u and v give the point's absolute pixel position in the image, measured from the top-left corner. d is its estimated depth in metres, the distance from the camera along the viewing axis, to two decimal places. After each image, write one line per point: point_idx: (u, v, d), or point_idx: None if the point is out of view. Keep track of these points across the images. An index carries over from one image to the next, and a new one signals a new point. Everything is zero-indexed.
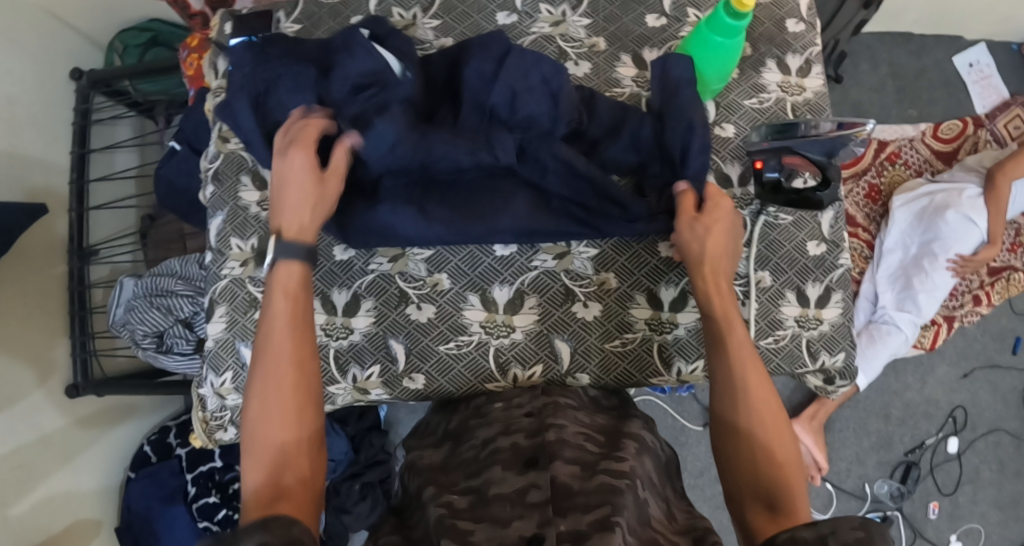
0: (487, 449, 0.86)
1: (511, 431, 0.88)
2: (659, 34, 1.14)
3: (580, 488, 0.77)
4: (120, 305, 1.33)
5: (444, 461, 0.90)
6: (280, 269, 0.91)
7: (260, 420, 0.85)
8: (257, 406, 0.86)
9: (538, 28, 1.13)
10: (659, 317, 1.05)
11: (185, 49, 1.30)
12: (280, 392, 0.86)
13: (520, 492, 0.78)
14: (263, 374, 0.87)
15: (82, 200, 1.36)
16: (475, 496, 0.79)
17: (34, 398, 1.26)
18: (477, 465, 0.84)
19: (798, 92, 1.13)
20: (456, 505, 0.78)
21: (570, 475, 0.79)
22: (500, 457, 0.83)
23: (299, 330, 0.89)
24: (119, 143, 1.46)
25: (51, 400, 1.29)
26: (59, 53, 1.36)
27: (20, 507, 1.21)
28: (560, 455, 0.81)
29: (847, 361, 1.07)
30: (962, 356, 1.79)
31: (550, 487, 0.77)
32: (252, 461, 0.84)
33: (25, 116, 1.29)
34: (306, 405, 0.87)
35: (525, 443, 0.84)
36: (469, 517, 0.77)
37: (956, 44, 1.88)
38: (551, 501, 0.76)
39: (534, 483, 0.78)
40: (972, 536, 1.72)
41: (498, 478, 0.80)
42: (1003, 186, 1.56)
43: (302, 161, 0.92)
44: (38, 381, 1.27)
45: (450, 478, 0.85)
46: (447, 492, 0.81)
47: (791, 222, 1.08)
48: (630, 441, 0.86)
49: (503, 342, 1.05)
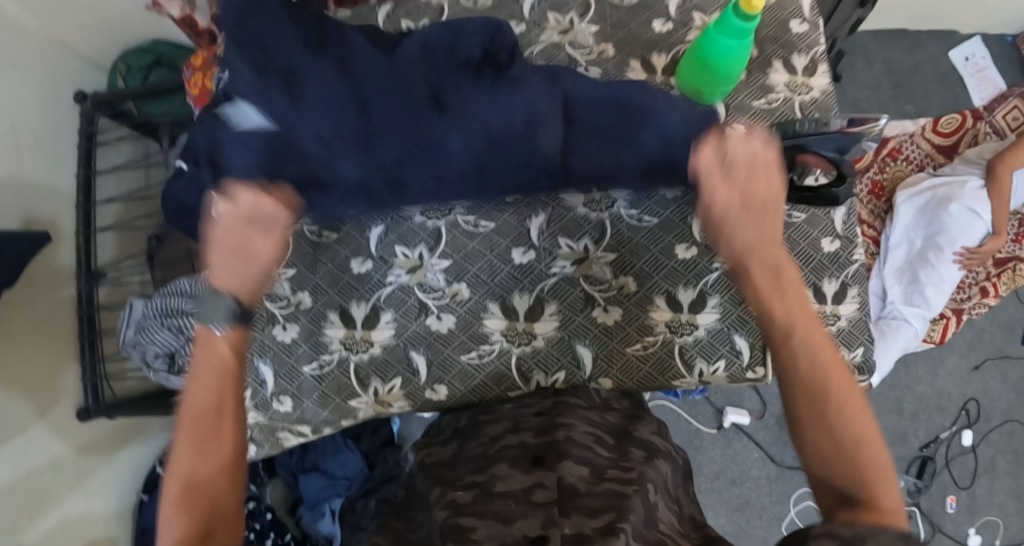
0: (495, 446, 0.87)
1: (520, 430, 0.88)
2: (667, 39, 1.16)
3: (589, 490, 0.76)
4: (130, 326, 1.34)
5: (452, 456, 0.90)
6: (226, 333, 0.91)
7: (184, 465, 0.84)
8: (186, 449, 0.85)
9: (546, 37, 1.15)
10: (679, 318, 1.06)
11: (189, 69, 1.26)
12: (218, 443, 0.87)
13: (526, 491, 0.76)
14: (199, 422, 0.87)
15: (90, 222, 1.36)
16: (480, 490, 0.79)
17: (34, 430, 1.23)
18: (484, 460, 0.84)
19: (805, 91, 1.14)
20: (459, 501, 0.78)
21: (578, 476, 0.78)
22: (508, 454, 0.83)
23: (230, 387, 0.90)
24: (123, 166, 1.46)
25: (53, 427, 1.27)
26: (64, 78, 1.36)
27: (34, 532, 1.21)
28: (569, 454, 0.80)
29: (866, 355, 1.10)
30: (972, 348, 1.79)
31: (557, 487, 0.76)
32: (168, 511, 0.82)
33: (30, 139, 1.28)
34: (239, 457, 0.87)
35: (533, 442, 0.84)
36: (471, 512, 0.76)
37: (951, 39, 1.89)
38: (557, 500, 0.74)
39: (540, 482, 0.77)
40: (991, 528, 1.72)
41: (505, 475, 0.80)
42: (1005, 176, 1.58)
43: (227, 236, 0.91)
44: (38, 412, 1.24)
45: (456, 473, 0.84)
46: (452, 488, 0.81)
47: (805, 220, 1.11)
48: (637, 450, 0.86)
49: (525, 350, 1.05)
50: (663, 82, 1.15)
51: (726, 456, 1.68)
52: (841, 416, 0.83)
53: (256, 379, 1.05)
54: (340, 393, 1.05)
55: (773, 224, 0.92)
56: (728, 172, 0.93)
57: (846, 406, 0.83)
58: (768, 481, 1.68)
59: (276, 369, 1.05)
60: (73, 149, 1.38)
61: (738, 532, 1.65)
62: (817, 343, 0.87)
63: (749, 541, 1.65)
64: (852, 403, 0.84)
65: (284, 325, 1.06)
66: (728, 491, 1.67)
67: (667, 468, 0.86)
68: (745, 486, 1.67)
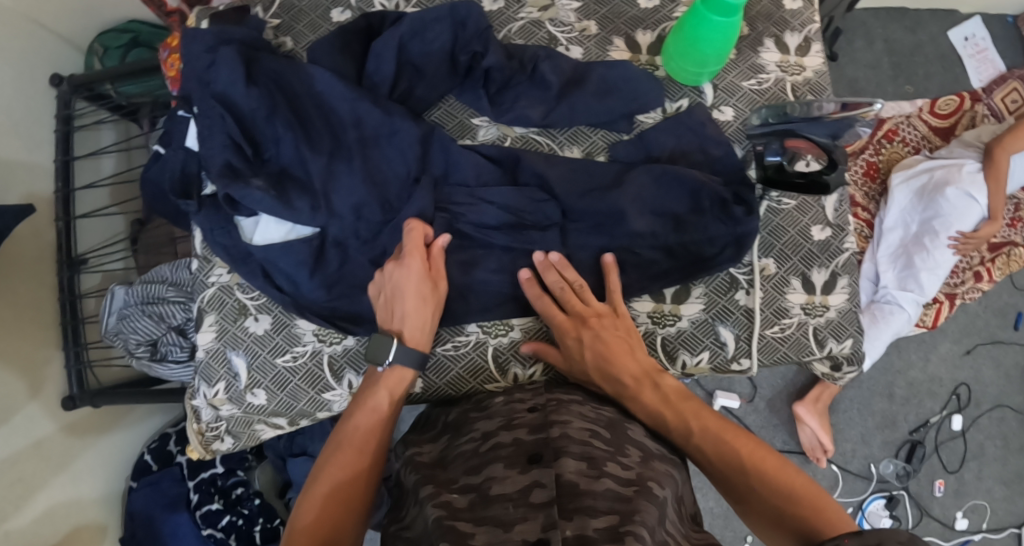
0: (487, 443, 0.85)
1: (513, 425, 0.86)
2: (653, 15, 1.12)
3: (589, 488, 0.75)
4: (112, 314, 1.30)
5: (442, 455, 0.88)
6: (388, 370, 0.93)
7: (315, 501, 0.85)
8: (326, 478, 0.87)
9: (527, 13, 1.10)
10: (662, 309, 1.05)
11: (167, 49, 1.19)
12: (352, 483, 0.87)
13: (523, 492, 0.75)
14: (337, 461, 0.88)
15: (69, 207, 1.30)
16: (476, 495, 0.78)
17: (29, 410, 1.21)
18: (478, 460, 0.83)
19: (798, 72, 1.11)
20: (455, 504, 0.77)
21: (576, 471, 0.77)
22: (502, 453, 0.82)
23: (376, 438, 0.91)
24: (102, 149, 1.41)
25: (47, 410, 1.25)
26: (39, 59, 1.31)
27: (20, 519, 1.18)
28: (567, 451, 0.79)
29: (855, 347, 1.07)
30: (964, 333, 1.77)
31: (555, 486, 0.75)
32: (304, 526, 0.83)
33: (5, 123, 1.23)
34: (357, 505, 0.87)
35: (527, 439, 0.83)
36: (468, 518, 0.75)
37: (950, 19, 1.86)
38: (556, 501, 0.74)
39: (537, 482, 0.76)
40: (978, 512, 1.71)
41: (501, 476, 0.78)
42: (1002, 161, 1.55)
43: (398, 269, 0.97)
44: (31, 392, 1.22)
45: (449, 475, 0.83)
46: (445, 491, 0.80)
47: (794, 207, 1.08)
48: (633, 448, 0.85)
49: (502, 342, 1.04)
50: (648, 61, 1.11)
51: None
52: (799, 494, 0.84)
53: (230, 371, 1.03)
54: (313, 385, 1.03)
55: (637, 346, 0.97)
56: (567, 303, 0.98)
57: (754, 454, 0.87)
58: None
59: (249, 361, 1.03)
60: (50, 132, 1.32)
61: (726, 514, 1.62)
62: (699, 419, 0.90)
63: (737, 523, 1.62)
64: (794, 479, 0.85)
65: (255, 316, 1.03)
66: None
67: (666, 467, 0.84)
68: None
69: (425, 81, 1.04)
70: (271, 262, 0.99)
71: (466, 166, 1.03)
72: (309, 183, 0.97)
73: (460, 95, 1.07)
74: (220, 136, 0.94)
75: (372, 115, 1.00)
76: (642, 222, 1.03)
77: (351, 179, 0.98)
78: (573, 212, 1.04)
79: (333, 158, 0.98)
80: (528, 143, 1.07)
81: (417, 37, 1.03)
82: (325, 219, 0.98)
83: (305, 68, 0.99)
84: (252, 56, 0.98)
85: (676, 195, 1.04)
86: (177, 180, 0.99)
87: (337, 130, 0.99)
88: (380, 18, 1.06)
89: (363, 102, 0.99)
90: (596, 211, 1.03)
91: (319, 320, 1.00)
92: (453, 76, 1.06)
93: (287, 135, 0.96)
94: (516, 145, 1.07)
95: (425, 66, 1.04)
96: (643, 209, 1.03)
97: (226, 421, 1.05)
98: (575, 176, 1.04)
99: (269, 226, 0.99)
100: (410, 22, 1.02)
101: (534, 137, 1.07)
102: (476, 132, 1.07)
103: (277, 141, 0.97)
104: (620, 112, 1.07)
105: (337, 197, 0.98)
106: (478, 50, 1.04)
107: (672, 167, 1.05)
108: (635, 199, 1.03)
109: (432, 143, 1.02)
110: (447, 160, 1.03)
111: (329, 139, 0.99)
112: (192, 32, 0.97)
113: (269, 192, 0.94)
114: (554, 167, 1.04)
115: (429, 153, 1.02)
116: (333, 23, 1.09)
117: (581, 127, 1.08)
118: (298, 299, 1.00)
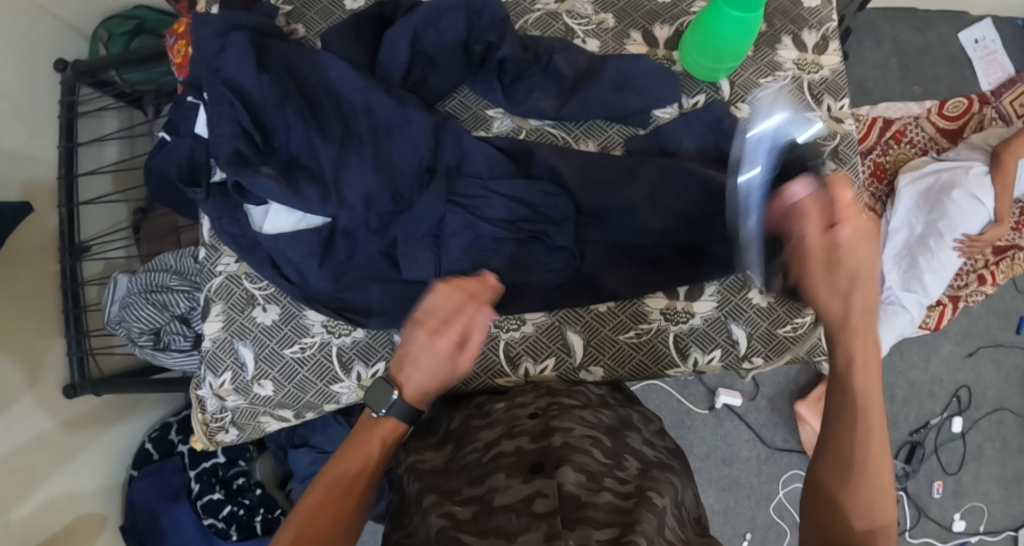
0: (489, 452, 0.84)
1: (515, 433, 0.85)
2: (670, 9, 1.11)
3: (590, 500, 0.74)
4: (114, 302, 1.28)
5: (447, 464, 0.87)
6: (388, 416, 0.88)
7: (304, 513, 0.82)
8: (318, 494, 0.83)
9: (542, 5, 1.10)
10: (674, 306, 1.05)
11: (173, 36, 1.18)
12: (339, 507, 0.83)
13: (526, 502, 0.74)
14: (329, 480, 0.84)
15: (71, 195, 1.29)
16: (479, 506, 0.77)
17: (24, 402, 1.19)
18: (480, 470, 0.82)
19: (814, 70, 1.10)
20: (458, 516, 0.76)
21: (577, 483, 0.76)
22: (504, 462, 0.81)
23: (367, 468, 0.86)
24: (106, 135, 1.40)
25: (42, 402, 1.23)
26: (46, 43, 1.30)
27: (20, 511, 1.17)
28: (568, 460, 0.78)
29: None
30: (966, 335, 1.76)
31: (558, 498, 0.74)
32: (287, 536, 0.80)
33: (9, 109, 1.22)
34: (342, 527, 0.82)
35: (529, 448, 0.82)
36: (472, 529, 0.74)
37: (961, 20, 1.85)
38: (558, 511, 0.72)
39: (540, 492, 0.75)
40: (975, 514, 1.71)
41: (502, 486, 0.77)
42: (1010, 165, 1.53)
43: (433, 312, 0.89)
44: (28, 384, 1.21)
45: (452, 485, 0.82)
46: (448, 501, 0.79)
47: None
48: (632, 458, 0.84)
49: (514, 336, 1.04)
50: (664, 56, 1.10)
51: (717, 436, 1.64)
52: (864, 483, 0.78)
53: (236, 361, 1.02)
54: (321, 377, 1.02)
55: (863, 296, 0.83)
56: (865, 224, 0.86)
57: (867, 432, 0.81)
58: (758, 461, 1.64)
59: (256, 351, 1.02)
60: (54, 119, 1.31)
61: (725, 511, 1.62)
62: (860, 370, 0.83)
63: (736, 521, 1.62)
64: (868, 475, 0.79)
65: (263, 306, 1.02)
66: (718, 471, 1.63)
67: (666, 475, 0.84)
68: (734, 466, 1.64)
69: (439, 71, 1.04)
70: (279, 251, 0.98)
71: (478, 157, 1.02)
72: (319, 171, 0.96)
73: (474, 85, 1.06)
74: (230, 124, 0.93)
75: (384, 105, 0.99)
76: (652, 217, 1.03)
77: (362, 170, 0.97)
78: (586, 207, 1.03)
79: (346, 147, 0.97)
80: (543, 135, 1.07)
81: (431, 26, 1.01)
82: (335, 209, 0.96)
83: (319, 56, 0.98)
84: (264, 43, 0.97)
85: (690, 190, 1.03)
86: (184, 166, 0.98)
87: (350, 120, 0.98)
88: (393, 7, 1.05)
89: (377, 91, 0.98)
90: (608, 207, 1.03)
91: (329, 312, 0.99)
92: (467, 67, 1.05)
93: (299, 122, 0.95)
94: (530, 137, 1.06)
95: (439, 56, 1.03)
96: (656, 205, 1.03)
97: (232, 411, 1.04)
98: (588, 170, 1.03)
99: (278, 214, 0.98)
100: (423, 11, 1.01)
101: (549, 130, 1.07)
102: (491, 125, 1.06)
103: (287, 129, 0.96)
104: (635, 107, 1.06)
105: (348, 187, 0.97)
106: (493, 41, 1.03)
107: (686, 164, 1.04)
108: (648, 195, 1.03)
109: (445, 135, 1.01)
110: (459, 151, 1.02)
111: (341, 129, 0.98)
112: (202, 17, 0.95)
113: (278, 181, 0.92)
114: (567, 160, 1.03)
115: (443, 144, 1.01)
116: (347, 10, 1.08)
117: (597, 120, 1.07)
118: (306, 289, 0.99)
